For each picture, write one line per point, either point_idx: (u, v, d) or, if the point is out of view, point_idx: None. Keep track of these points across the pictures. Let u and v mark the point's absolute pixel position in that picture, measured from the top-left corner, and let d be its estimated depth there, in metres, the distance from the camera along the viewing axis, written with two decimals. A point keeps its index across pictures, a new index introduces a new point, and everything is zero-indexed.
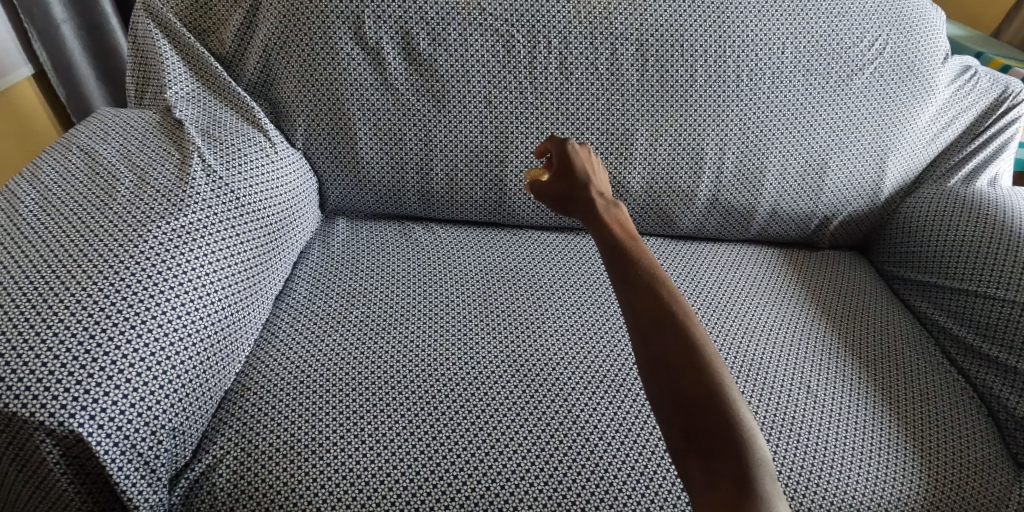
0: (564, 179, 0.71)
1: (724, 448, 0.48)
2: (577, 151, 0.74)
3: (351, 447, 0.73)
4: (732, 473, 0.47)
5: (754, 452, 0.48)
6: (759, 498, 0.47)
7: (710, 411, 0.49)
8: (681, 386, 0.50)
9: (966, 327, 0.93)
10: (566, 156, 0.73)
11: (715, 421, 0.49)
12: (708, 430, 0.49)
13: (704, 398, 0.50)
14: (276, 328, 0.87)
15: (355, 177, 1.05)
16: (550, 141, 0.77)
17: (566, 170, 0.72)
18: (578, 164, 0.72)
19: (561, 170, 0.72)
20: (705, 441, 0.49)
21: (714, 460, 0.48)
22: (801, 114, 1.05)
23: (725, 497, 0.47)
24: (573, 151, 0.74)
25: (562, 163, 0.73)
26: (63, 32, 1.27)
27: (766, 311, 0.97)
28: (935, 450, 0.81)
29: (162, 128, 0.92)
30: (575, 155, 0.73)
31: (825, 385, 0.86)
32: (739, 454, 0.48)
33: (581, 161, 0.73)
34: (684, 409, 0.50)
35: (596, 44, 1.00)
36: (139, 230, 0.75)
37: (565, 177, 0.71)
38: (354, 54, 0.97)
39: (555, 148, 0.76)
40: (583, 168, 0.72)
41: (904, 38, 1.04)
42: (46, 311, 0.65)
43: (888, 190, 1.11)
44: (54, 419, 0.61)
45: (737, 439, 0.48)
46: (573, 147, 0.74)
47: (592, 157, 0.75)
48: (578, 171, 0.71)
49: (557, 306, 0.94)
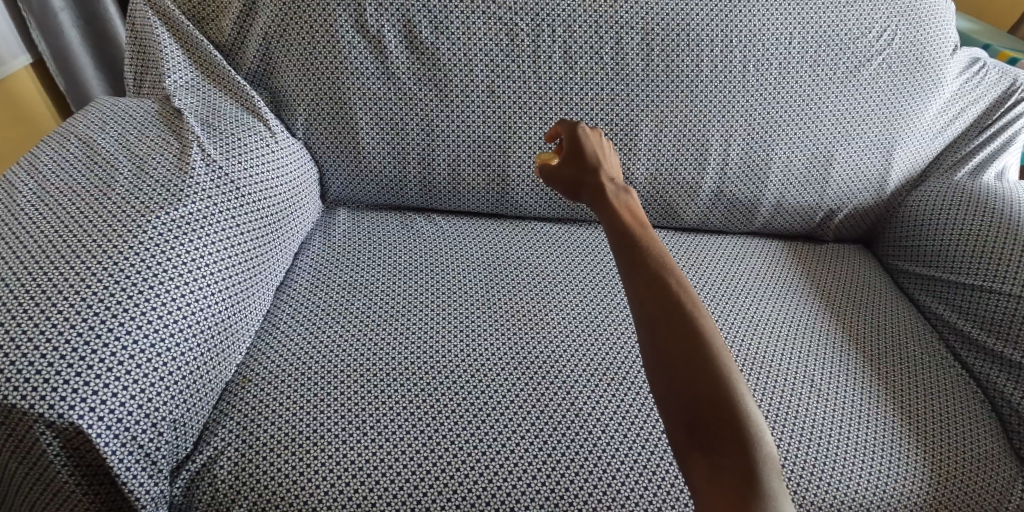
0: (574, 163, 0.70)
1: (730, 442, 0.48)
2: (586, 135, 0.73)
3: (352, 439, 0.73)
4: (736, 469, 0.47)
5: (759, 449, 0.48)
6: (763, 494, 0.46)
7: (716, 405, 0.49)
8: (688, 379, 0.50)
9: (969, 321, 0.93)
10: (576, 140, 0.72)
11: (721, 415, 0.48)
12: (713, 422, 0.48)
13: (711, 391, 0.49)
14: (277, 319, 0.87)
15: (356, 166, 1.04)
16: (560, 123, 0.77)
17: (576, 153, 0.71)
18: (589, 149, 0.71)
19: (571, 153, 0.71)
20: (710, 436, 0.48)
21: (718, 455, 0.48)
22: (808, 105, 1.04)
23: (728, 492, 0.47)
24: (582, 134, 0.73)
25: (572, 146, 0.72)
26: (61, 20, 1.25)
27: (771, 304, 0.97)
28: (938, 447, 0.80)
29: (161, 118, 0.91)
30: (585, 138, 0.73)
31: (828, 377, 0.86)
32: (744, 449, 0.48)
33: (591, 144, 0.72)
34: (689, 401, 0.49)
35: (602, 32, 0.98)
36: (138, 220, 0.75)
37: (574, 161, 0.70)
38: (354, 41, 0.96)
39: (565, 131, 0.75)
40: (594, 151, 0.71)
41: (913, 28, 1.02)
42: (46, 301, 0.64)
43: (894, 183, 1.10)
44: (54, 411, 0.60)
45: (743, 434, 0.48)
46: (583, 130, 0.73)
47: (602, 141, 0.74)
48: (588, 156, 0.70)
49: (560, 298, 0.94)
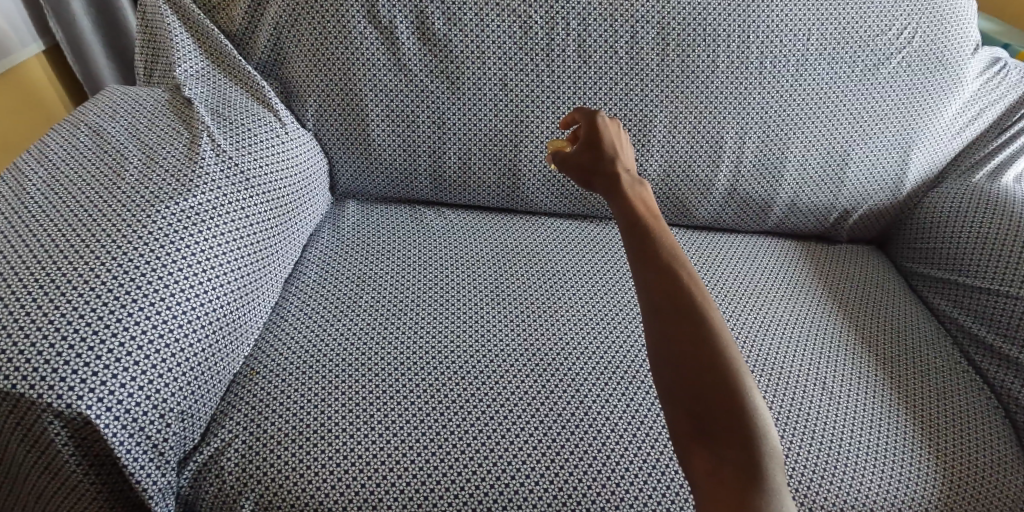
0: (590, 151, 0.69)
1: (733, 437, 0.47)
2: (605, 124, 0.72)
3: (360, 434, 0.72)
4: (738, 463, 0.46)
5: (763, 443, 0.47)
6: (764, 489, 0.46)
7: (722, 398, 0.48)
8: (695, 371, 0.49)
9: (985, 325, 0.92)
10: (595, 128, 0.71)
11: (727, 407, 0.48)
12: (717, 414, 0.48)
13: (716, 383, 0.48)
14: (286, 311, 0.86)
15: (366, 159, 1.04)
16: (578, 111, 0.75)
17: (593, 141, 0.70)
18: (606, 137, 0.70)
19: (588, 141, 0.70)
20: (714, 430, 0.48)
21: (720, 448, 0.47)
22: (826, 102, 1.02)
23: (728, 485, 0.46)
24: (601, 122, 0.71)
25: (589, 134, 0.71)
26: (73, 8, 1.24)
27: (784, 304, 0.96)
28: (951, 454, 0.79)
29: (172, 107, 0.90)
30: (604, 127, 0.71)
31: (841, 381, 0.85)
32: (747, 442, 0.47)
33: (609, 134, 0.71)
34: (693, 394, 0.49)
35: (617, 26, 0.97)
36: (148, 210, 0.74)
37: (591, 148, 0.69)
38: (366, 33, 0.95)
39: (584, 119, 0.74)
40: (611, 141, 0.70)
41: (935, 26, 1.00)
42: (54, 291, 0.64)
43: (911, 184, 1.09)
44: (62, 401, 0.60)
45: (747, 428, 0.47)
46: (602, 119, 0.72)
47: (620, 131, 0.73)
48: (606, 144, 0.69)
49: (570, 295, 0.93)
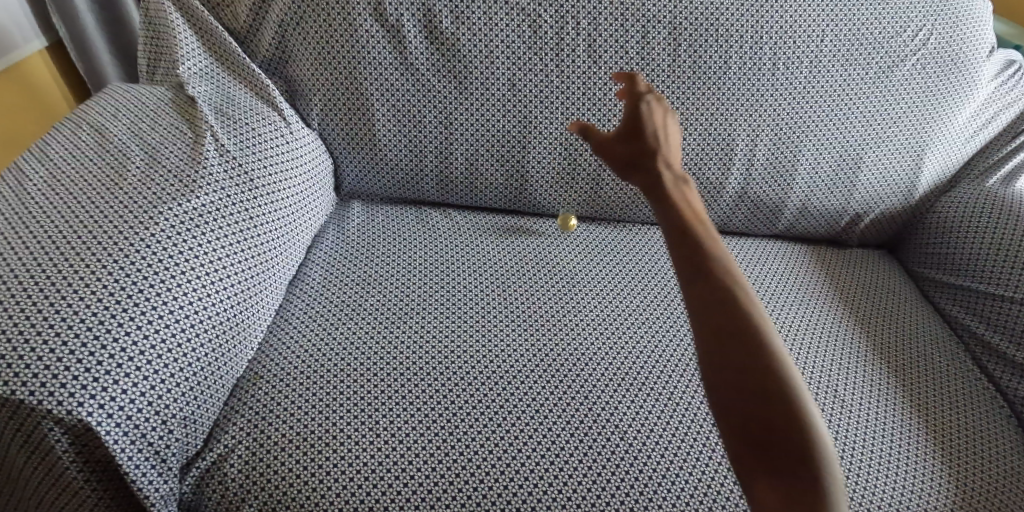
0: (629, 140, 0.64)
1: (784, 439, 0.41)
2: (649, 108, 0.66)
3: (366, 441, 0.71)
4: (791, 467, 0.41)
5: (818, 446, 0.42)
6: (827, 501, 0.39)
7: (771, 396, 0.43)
8: (740, 366, 0.44)
9: (998, 333, 0.91)
10: (636, 112, 0.66)
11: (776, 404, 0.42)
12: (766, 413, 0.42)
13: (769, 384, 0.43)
14: (290, 314, 0.85)
15: (372, 160, 1.02)
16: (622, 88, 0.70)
17: (633, 129, 0.65)
18: (648, 124, 0.65)
19: (626, 127, 0.65)
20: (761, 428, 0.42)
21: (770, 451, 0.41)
22: (839, 104, 1.00)
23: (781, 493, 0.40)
24: (644, 107, 0.66)
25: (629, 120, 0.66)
26: (77, 4, 1.22)
27: (795, 310, 0.94)
28: (966, 464, 0.78)
29: (175, 105, 0.89)
30: (647, 111, 0.66)
31: (854, 388, 0.84)
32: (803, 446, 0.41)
33: (652, 119, 0.65)
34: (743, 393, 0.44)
35: (628, 26, 0.96)
36: (150, 212, 0.73)
37: (630, 136, 0.64)
38: (373, 31, 0.94)
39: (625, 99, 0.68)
40: (654, 129, 0.64)
41: (950, 28, 0.99)
42: (54, 295, 0.63)
43: (923, 188, 1.07)
44: (62, 407, 0.59)
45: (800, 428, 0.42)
46: (646, 100, 0.67)
47: (666, 115, 0.67)
48: (647, 131, 0.64)
49: (579, 299, 0.91)
